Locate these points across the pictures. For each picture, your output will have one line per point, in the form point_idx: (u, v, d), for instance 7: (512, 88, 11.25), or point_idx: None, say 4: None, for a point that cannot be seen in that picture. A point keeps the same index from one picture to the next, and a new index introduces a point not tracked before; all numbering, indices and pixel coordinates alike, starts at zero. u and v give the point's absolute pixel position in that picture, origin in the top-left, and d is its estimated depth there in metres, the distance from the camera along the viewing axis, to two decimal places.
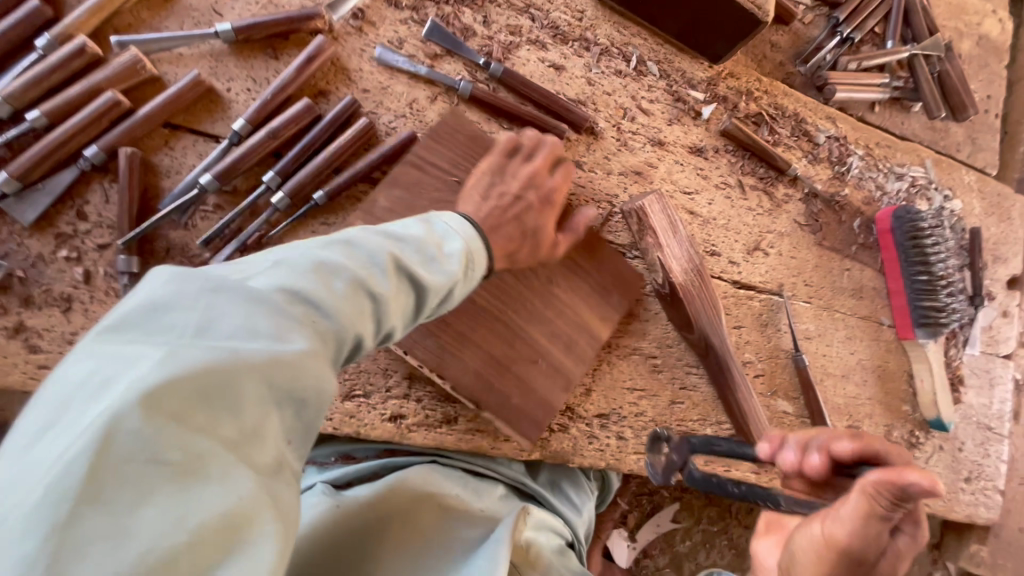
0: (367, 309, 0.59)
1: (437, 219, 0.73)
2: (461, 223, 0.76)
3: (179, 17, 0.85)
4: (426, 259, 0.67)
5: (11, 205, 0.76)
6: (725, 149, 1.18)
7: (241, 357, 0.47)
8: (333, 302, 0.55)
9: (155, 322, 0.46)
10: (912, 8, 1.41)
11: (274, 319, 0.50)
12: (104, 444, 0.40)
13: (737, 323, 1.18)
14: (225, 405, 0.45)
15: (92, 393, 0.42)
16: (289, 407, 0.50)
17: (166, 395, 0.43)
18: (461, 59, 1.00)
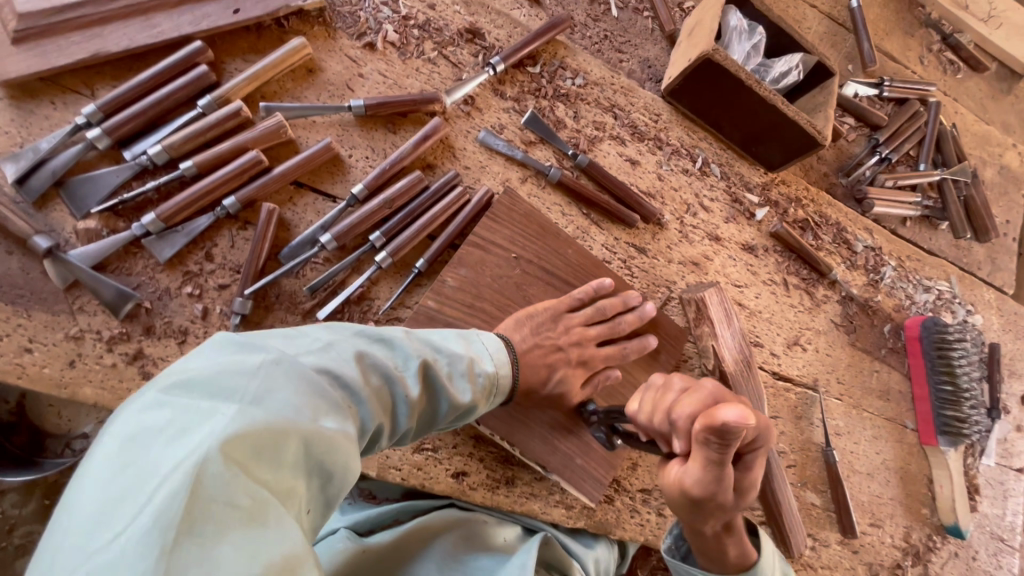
0: (386, 405, 0.74)
1: (477, 338, 0.90)
2: (492, 343, 0.90)
3: (318, 89, 0.96)
4: (451, 366, 0.83)
5: (152, 242, 0.84)
6: (774, 249, 1.28)
7: (300, 424, 0.58)
8: (367, 396, 0.70)
9: (230, 384, 0.57)
10: (943, 137, 1.55)
11: (324, 398, 0.63)
12: (194, 482, 0.48)
13: (775, 413, 1.24)
14: (277, 456, 0.55)
15: (177, 440, 0.51)
16: (320, 478, 0.60)
17: (241, 446, 0.52)
18: (552, 148, 1.11)
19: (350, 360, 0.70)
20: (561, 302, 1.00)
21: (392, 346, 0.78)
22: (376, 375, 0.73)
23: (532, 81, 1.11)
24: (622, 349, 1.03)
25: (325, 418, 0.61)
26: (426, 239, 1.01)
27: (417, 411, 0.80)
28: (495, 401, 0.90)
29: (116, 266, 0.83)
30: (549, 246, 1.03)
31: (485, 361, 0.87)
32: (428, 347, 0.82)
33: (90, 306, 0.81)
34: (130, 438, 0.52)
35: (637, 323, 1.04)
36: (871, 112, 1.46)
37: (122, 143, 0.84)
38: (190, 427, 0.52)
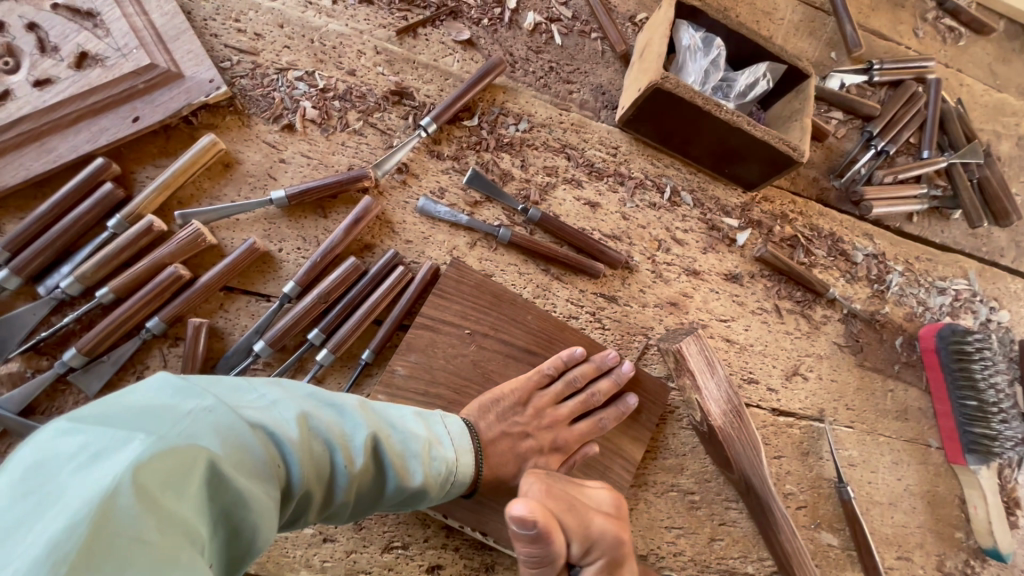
0: (323, 475, 0.67)
1: (439, 420, 0.84)
2: (454, 424, 0.85)
3: (237, 184, 0.90)
4: (406, 441, 0.77)
5: (77, 376, 0.80)
6: (762, 274, 1.18)
7: (230, 471, 0.52)
8: (302, 461, 0.63)
9: (158, 418, 0.51)
10: (947, 117, 1.40)
11: (259, 454, 0.57)
12: (102, 512, 0.42)
13: (778, 453, 1.15)
14: (196, 496, 0.49)
15: (85, 467, 0.45)
16: (225, 537, 0.53)
17: (161, 480, 0.46)
18: (500, 204, 1.03)
19: (295, 420, 0.65)
20: (525, 377, 0.93)
21: (342, 412, 0.72)
22: (319, 442, 0.67)
23: (470, 135, 1.03)
24: (598, 420, 0.96)
25: (256, 477, 0.55)
26: (372, 324, 0.95)
27: (361, 484, 0.73)
28: (450, 491, 0.82)
29: (45, 406, 0.80)
30: (505, 316, 0.96)
31: (444, 446, 0.81)
32: (382, 419, 0.76)
33: None
34: (28, 465, 0.45)
35: (613, 389, 0.96)
36: (860, 102, 1.32)
37: (35, 277, 0.81)
38: (104, 452, 0.46)
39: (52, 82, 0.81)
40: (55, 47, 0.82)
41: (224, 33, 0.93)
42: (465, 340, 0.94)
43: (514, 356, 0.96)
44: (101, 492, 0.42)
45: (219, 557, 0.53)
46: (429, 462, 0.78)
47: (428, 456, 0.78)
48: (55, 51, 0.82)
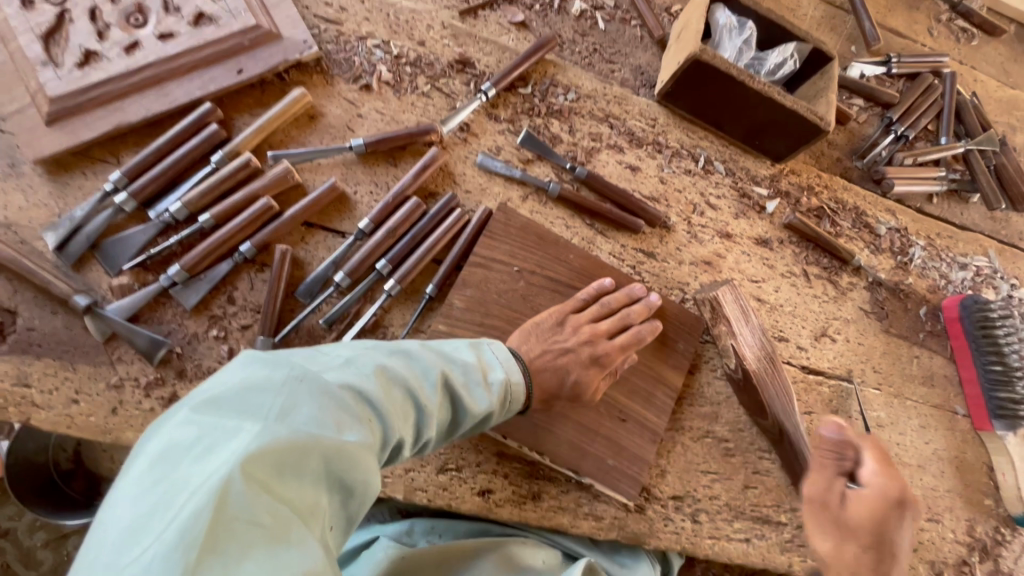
0: (409, 417, 0.75)
1: (489, 348, 0.91)
2: (502, 349, 0.91)
3: (320, 133, 1.01)
4: (467, 375, 0.84)
5: (178, 290, 0.90)
6: (790, 241, 1.26)
7: (323, 440, 0.60)
8: (387, 409, 0.71)
9: (258, 400, 0.60)
10: (962, 108, 1.48)
11: (345, 415, 0.65)
12: (219, 501, 0.51)
13: (808, 409, 1.20)
14: (301, 473, 0.58)
15: (206, 455, 0.55)
16: (338, 494, 0.63)
17: (263, 462, 0.55)
18: (550, 163, 1.13)
19: (371, 376, 0.72)
20: (566, 304, 1.02)
21: (409, 358, 0.79)
22: (398, 389, 0.75)
23: (524, 102, 1.14)
24: (637, 332, 1.01)
25: (347, 434, 0.63)
26: (432, 263, 1.03)
27: (439, 420, 0.81)
28: (512, 411, 0.92)
29: (148, 316, 0.90)
30: (551, 257, 1.05)
31: (497, 370, 0.88)
32: (444, 358, 0.83)
33: (127, 355, 0.88)
34: (164, 453, 0.56)
35: (645, 314, 1.03)
36: (880, 91, 1.42)
37: (147, 203, 0.91)
38: (219, 443, 0.55)
39: (173, 36, 0.94)
40: (177, 7, 0.95)
41: (314, 5, 1.06)
42: (514, 279, 1.02)
43: (561, 297, 1.04)
44: (217, 484, 0.52)
45: (337, 507, 0.64)
46: (491, 391, 0.86)
47: (489, 383, 0.86)
48: (177, 11, 0.95)
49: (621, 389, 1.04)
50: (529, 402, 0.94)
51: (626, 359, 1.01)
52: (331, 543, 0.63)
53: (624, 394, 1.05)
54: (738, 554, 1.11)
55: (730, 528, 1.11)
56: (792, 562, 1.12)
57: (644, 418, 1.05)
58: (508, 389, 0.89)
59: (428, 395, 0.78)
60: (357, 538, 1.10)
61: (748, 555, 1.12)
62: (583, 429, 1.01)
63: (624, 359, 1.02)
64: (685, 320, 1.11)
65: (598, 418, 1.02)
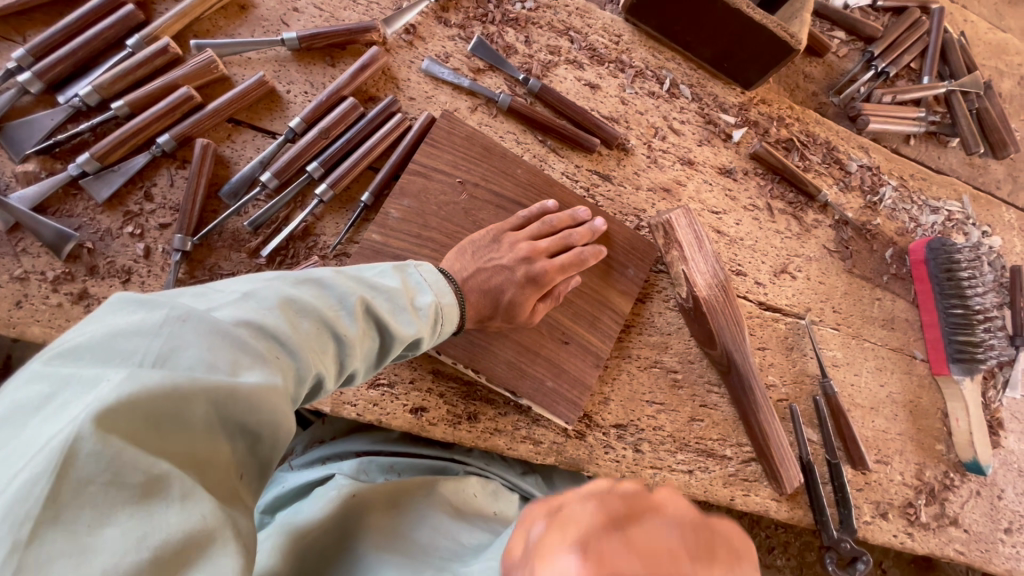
0: (329, 349, 0.65)
1: (414, 270, 0.82)
2: (430, 272, 0.83)
3: (251, 26, 0.94)
4: (393, 302, 0.74)
5: (89, 182, 0.84)
6: (755, 172, 1.21)
7: (211, 383, 0.50)
8: (300, 342, 0.60)
9: (128, 345, 0.49)
10: (949, 47, 1.41)
11: (244, 352, 0.55)
12: (66, 465, 0.42)
13: (762, 345, 1.17)
14: (184, 422, 0.49)
15: (58, 411, 0.45)
16: (242, 439, 0.54)
17: (127, 415, 0.45)
18: (502, 74, 1.06)
19: (275, 308, 0.60)
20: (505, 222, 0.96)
21: (322, 286, 0.67)
22: (310, 319, 0.63)
23: (478, 7, 1.07)
24: (578, 254, 0.96)
25: (244, 373, 0.53)
26: (369, 171, 0.98)
27: (364, 351, 0.71)
28: (443, 336, 0.85)
29: (57, 209, 0.85)
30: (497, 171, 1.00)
31: (425, 294, 0.80)
32: (364, 285, 0.72)
33: (33, 248, 0.83)
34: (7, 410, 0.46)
35: (588, 238, 0.98)
36: (863, 22, 1.34)
37: (56, 88, 0.85)
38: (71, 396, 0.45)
39: None
40: None
41: None
42: (455, 191, 0.97)
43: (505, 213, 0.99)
44: (61, 446, 0.42)
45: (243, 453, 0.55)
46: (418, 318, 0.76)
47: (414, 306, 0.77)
48: None
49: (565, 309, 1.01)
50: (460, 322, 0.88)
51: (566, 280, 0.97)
52: (242, 493, 0.55)
53: (563, 319, 1.01)
54: (680, 485, 1.09)
55: (673, 460, 1.09)
56: (735, 496, 1.10)
57: (587, 340, 1.02)
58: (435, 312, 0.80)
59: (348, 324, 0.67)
60: (307, 476, 1.05)
61: (689, 488, 1.10)
62: (520, 349, 0.98)
63: (566, 281, 0.97)
64: (638, 245, 1.08)
65: (537, 339, 0.99)
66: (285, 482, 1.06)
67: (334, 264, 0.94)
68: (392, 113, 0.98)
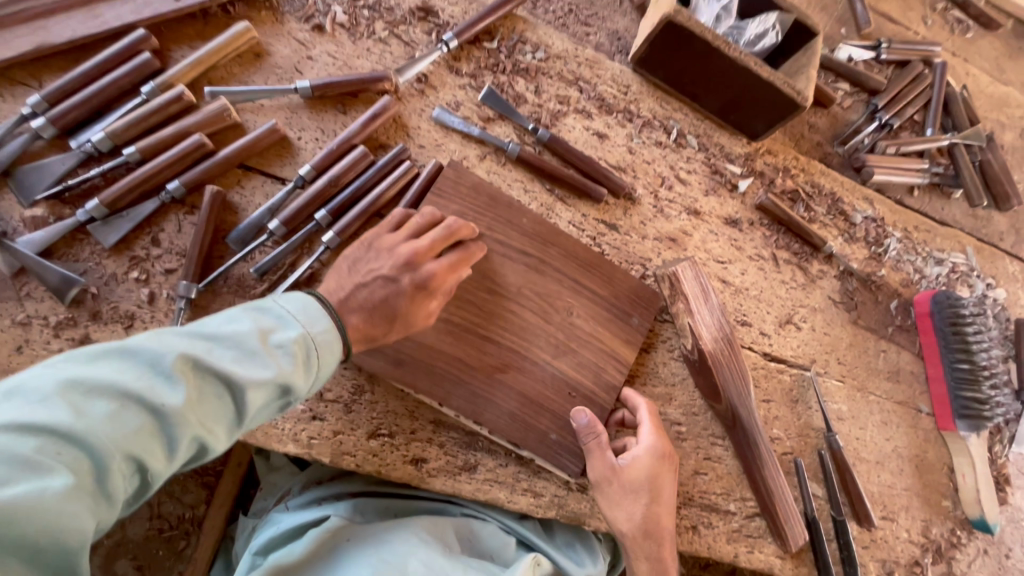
0: (158, 423, 0.60)
1: (272, 304, 0.74)
2: (296, 303, 0.75)
3: (265, 73, 0.95)
4: (238, 351, 0.67)
5: (97, 227, 0.84)
6: (761, 223, 1.21)
7: None
8: (86, 429, 0.56)
9: None
10: (952, 100, 1.43)
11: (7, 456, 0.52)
12: None
13: (767, 397, 1.16)
14: None
15: None
16: (61, 539, 0.53)
17: None
18: (511, 123, 1.07)
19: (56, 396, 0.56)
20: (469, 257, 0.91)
21: (126, 356, 0.62)
22: (107, 398, 0.58)
23: (489, 57, 1.08)
24: None
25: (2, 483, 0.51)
26: (376, 218, 0.98)
27: (220, 409, 0.65)
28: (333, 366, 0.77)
29: (63, 253, 0.84)
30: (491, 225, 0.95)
31: (285, 329, 0.72)
32: (202, 340, 0.66)
33: (37, 292, 0.82)
34: None
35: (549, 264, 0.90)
36: (867, 75, 1.36)
37: (68, 132, 0.86)
38: None
39: None
40: None
41: None
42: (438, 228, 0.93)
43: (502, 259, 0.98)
44: None
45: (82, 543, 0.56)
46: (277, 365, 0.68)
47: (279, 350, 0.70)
48: None
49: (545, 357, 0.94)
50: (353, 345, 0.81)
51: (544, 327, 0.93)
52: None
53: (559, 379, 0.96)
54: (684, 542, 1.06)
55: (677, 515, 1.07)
56: (739, 553, 1.08)
57: (591, 392, 1.00)
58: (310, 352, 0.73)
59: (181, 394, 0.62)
60: (302, 516, 1.03)
61: (693, 544, 1.07)
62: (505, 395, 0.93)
63: None
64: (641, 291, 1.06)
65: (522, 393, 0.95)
66: (280, 522, 1.03)
67: None
68: (402, 161, 0.99)
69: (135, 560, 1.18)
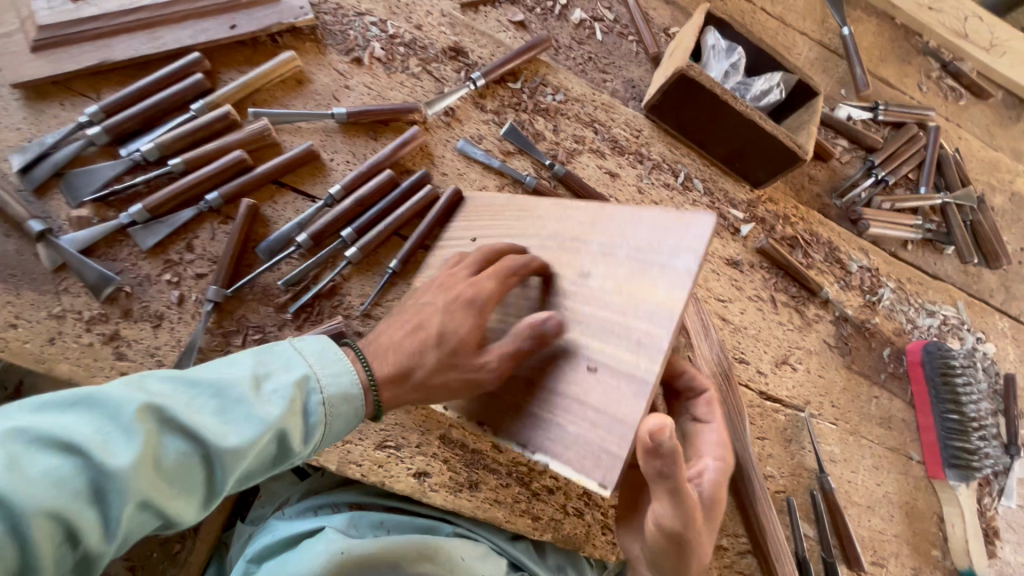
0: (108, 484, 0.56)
1: (276, 351, 0.71)
2: (305, 350, 0.72)
3: (305, 99, 1.03)
4: (216, 407, 0.63)
5: (137, 230, 0.90)
6: (761, 265, 1.27)
7: None
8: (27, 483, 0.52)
9: None
10: (944, 161, 1.51)
11: None
12: None
13: (762, 435, 1.19)
14: None
15: None
16: None
17: None
18: (530, 158, 1.14)
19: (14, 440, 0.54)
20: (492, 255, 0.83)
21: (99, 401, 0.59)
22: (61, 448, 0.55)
23: (513, 96, 1.16)
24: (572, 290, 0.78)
25: None
26: (397, 238, 1.03)
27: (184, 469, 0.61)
28: (343, 423, 0.73)
29: (103, 252, 0.89)
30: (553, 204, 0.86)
31: (277, 381, 0.68)
32: (186, 387, 0.63)
33: (74, 287, 0.87)
34: None
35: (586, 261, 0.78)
36: (864, 134, 1.45)
37: (120, 141, 0.92)
38: None
39: None
40: None
41: None
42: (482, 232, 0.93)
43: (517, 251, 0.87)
44: None
45: None
46: (275, 411, 0.66)
47: (273, 397, 0.66)
48: None
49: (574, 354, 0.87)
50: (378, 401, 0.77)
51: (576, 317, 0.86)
52: None
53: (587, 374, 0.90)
54: None
55: None
56: None
57: None
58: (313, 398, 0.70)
59: (163, 447, 0.60)
60: (297, 526, 1.05)
61: None
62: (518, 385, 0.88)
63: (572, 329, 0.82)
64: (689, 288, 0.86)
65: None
66: (276, 530, 1.06)
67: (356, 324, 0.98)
68: (424, 184, 1.05)
69: (128, 560, 1.19)
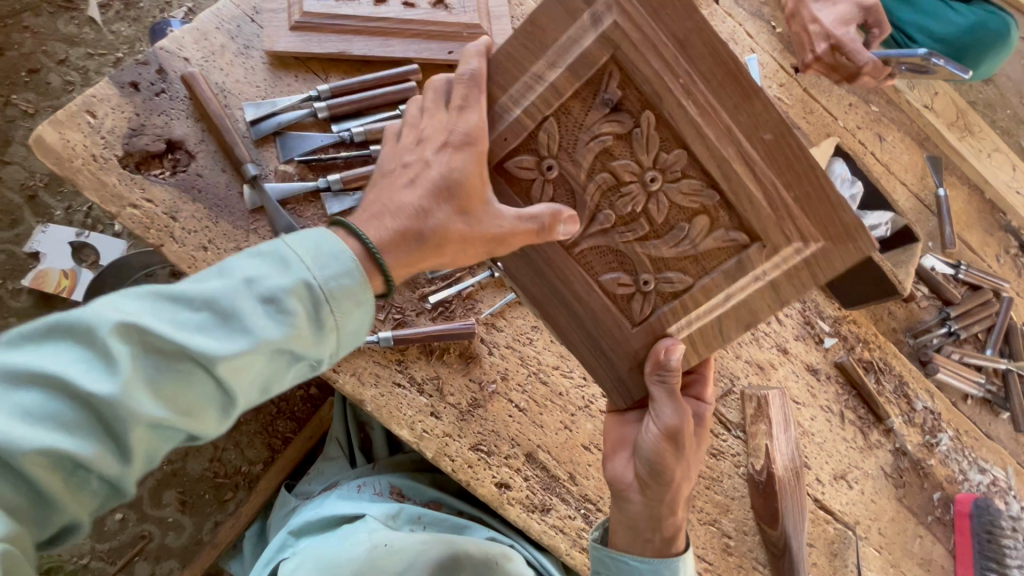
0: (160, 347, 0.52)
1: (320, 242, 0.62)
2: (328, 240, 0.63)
3: None
4: (251, 284, 0.56)
5: (328, 196, 1.00)
6: (836, 379, 1.34)
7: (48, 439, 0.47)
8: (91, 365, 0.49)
9: None
10: (1013, 331, 1.60)
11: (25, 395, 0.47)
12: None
13: (810, 540, 1.23)
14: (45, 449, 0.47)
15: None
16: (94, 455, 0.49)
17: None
18: None
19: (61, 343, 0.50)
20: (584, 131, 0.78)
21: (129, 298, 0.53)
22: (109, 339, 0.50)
23: None
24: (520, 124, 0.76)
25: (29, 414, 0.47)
26: None
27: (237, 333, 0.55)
28: (356, 318, 0.62)
29: (294, 207, 1.00)
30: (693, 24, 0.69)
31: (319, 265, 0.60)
32: (215, 274, 0.57)
33: (262, 229, 0.98)
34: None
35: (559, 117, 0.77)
36: (945, 286, 1.54)
37: (334, 118, 1.04)
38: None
39: (413, 7, 1.09)
40: None
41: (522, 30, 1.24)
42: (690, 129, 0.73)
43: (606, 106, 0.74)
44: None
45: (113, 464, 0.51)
46: (270, 326, 0.55)
47: (275, 308, 0.56)
48: None
49: (747, 299, 0.78)
50: (389, 268, 0.68)
51: (777, 248, 0.76)
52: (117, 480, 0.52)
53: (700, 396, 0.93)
54: None
55: None
56: None
57: None
58: (320, 301, 0.58)
59: (140, 378, 0.51)
60: (340, 507, 1.08)
61: None
62: (684, 322, 0.82)
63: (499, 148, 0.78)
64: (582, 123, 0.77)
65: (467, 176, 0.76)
66: (321, 507, 1.09)
67: (481, 329, 1.06)
68: None
69: (182, 494, 1.30)
